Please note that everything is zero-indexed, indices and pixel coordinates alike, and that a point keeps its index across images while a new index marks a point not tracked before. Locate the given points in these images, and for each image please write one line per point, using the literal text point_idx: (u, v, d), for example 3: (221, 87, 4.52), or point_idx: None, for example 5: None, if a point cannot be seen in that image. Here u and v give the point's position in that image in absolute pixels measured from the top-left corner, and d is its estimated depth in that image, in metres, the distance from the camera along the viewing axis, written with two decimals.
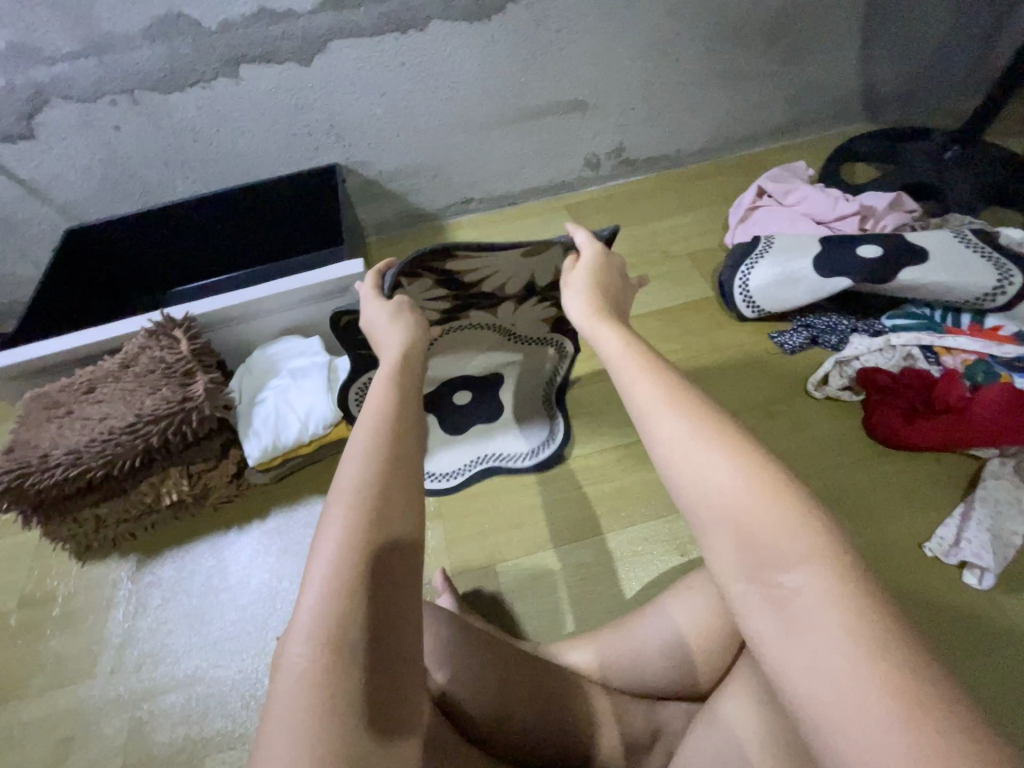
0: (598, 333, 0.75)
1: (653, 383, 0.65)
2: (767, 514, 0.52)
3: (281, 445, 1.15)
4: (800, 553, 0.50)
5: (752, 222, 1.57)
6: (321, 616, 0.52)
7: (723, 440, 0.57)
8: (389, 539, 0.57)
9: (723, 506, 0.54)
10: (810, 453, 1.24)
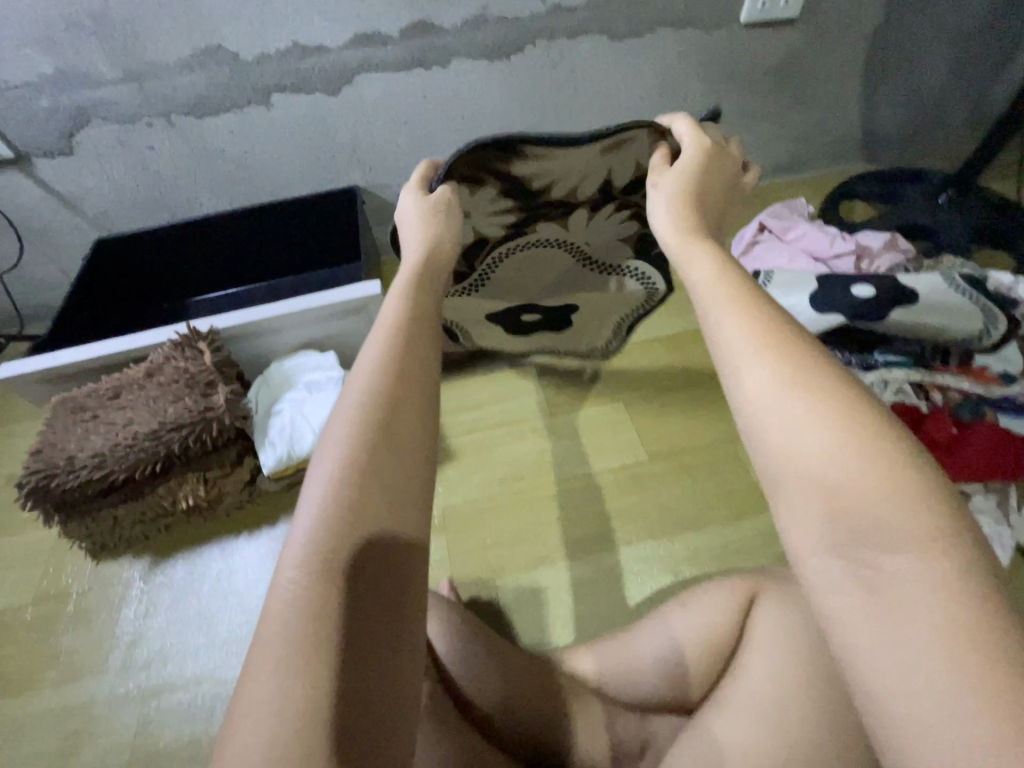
0: (689, 257, 0.67)
1: (748, 320, 0.57)
2: (866, 475, 0.46)
3: (296, 457, 1.21)
4: (901, 515, 0.44)
5: (753, 256, 1.63)
6: (315, 545, 0.49)
7: (818, 384, 0.51)
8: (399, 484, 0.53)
9: (815, 463, 0.48)
10: None
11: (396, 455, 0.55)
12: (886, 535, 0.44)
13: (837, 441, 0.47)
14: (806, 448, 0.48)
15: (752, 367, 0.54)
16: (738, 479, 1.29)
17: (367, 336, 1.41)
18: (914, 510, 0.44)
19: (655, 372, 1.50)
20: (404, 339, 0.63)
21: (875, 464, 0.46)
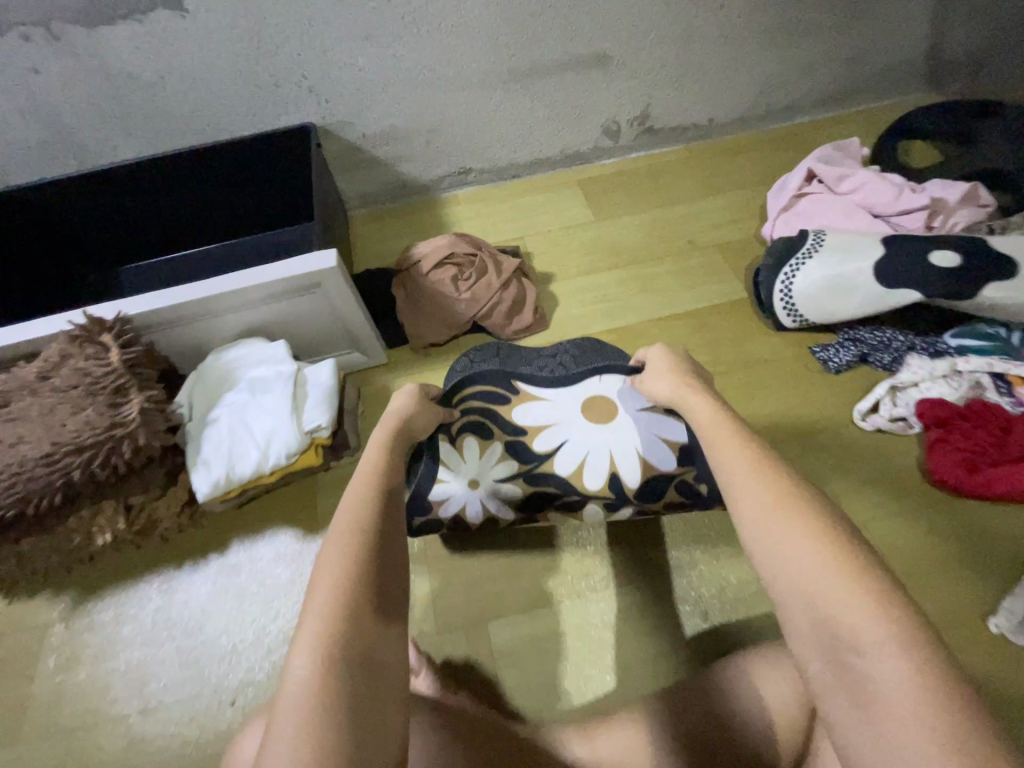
0: (690, 402, 0.76)
1: (731, 450, 0.62)
2: (841, 592, 0.47)
3: (238, 479, 0.96)
4: (864, 608, 0.46)
5: (797, 212, 1.34)
6: (330, 619, 0.51)
7: (787, 502, 0.54)
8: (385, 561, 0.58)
9: (795, 572, 0.50)
10: (852, 496, 1.08)
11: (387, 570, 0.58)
12: (857, 630, 0.45)
13: (814, 557, 0.49)
14: (787, 569, 0.50)
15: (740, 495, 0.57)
16: None
17: (327, 318, 1.14)
18: (876, 608, 0.46)
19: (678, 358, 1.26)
20: (388, 453, 0.72)
21: (843, 575, 0.48)
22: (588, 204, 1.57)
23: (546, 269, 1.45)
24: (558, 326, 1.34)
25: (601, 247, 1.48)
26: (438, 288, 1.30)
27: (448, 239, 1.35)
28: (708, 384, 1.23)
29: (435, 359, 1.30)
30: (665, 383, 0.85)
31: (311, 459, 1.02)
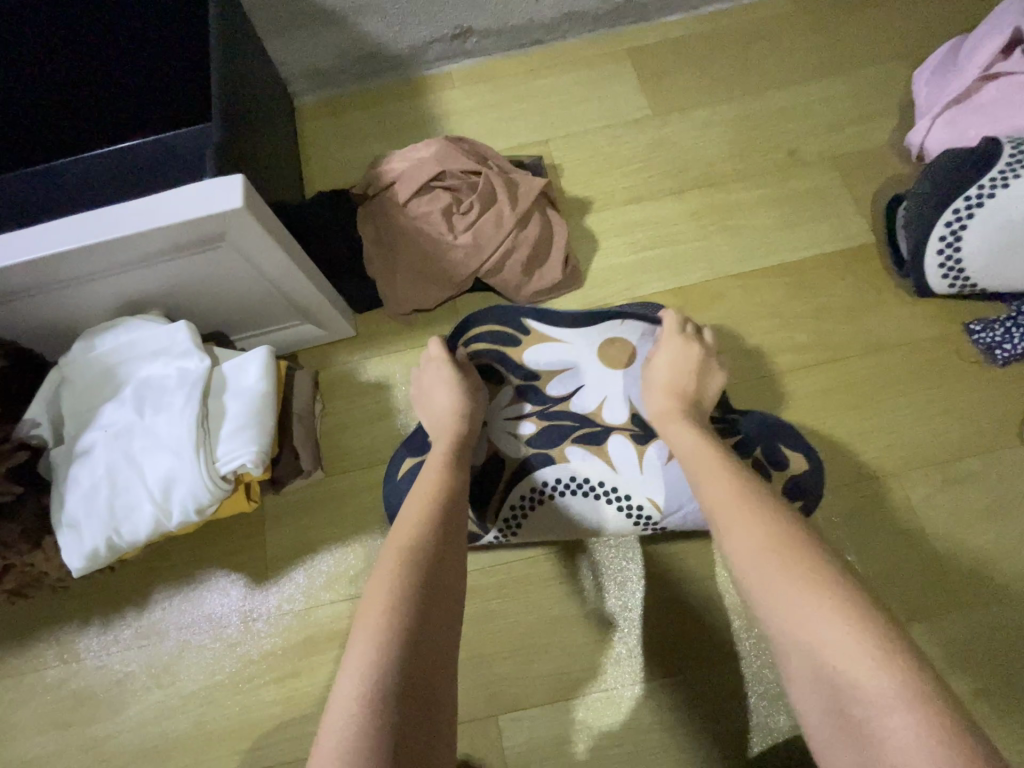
0: (671, 428, 0.69)
1: (724, 485, 0.57)
2: (831, 635, 0.43)
3: (128, 542, 0.65)
4: (848, 652, 0.41)
5: (973, 107, 0.88)
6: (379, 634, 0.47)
7: (777, 542, 0.50)
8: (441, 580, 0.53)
9: (791, 631, 0.45)
10: (1013, 551, 0.75)
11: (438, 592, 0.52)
12: (851, 684, 0.40)
13: (802, 603, 0.45)
14: (773, 617, 0.46)
15: (728, 538, 0.53)
16: (904, 545, 0.77)
17: (254, 283, 0.75)
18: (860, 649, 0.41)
19: (767, 338, 0.88)
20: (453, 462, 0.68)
21: (842, 624, 0.43)
22: (643, 89, 1.07)
23: (581, 195, 1.00)
24: (597, 283, 0.94)
25: (662, 159, 1.01)
26: (424, 226, 0.88)
27: (437, 148, 0.90)
28: (812, 377, 0.85)
29: (422, 331, 0.92)
30: (656, 397, 0.73)
31: (240, 504, 0.70)
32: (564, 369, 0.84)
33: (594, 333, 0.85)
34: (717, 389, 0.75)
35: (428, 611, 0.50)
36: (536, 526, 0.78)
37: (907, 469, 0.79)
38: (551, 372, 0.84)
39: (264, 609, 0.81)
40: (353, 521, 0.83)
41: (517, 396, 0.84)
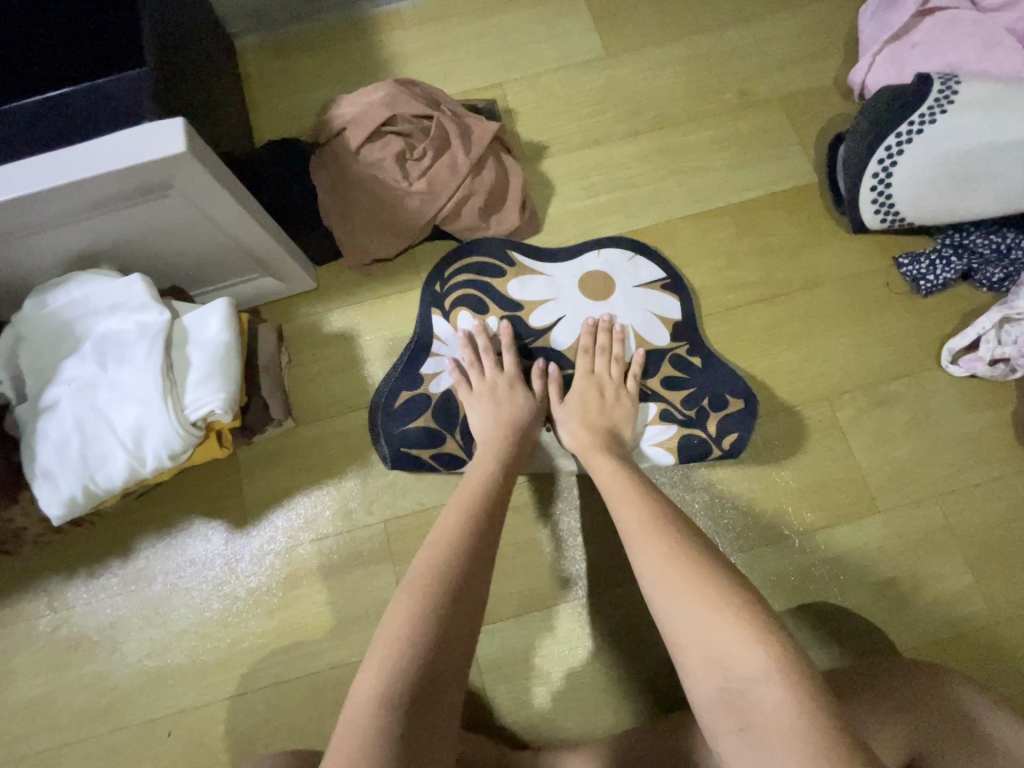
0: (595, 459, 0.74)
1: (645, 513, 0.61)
2: (728, 639, 0.47)
3: (106, 490, 0.67)
4: (742, 648, 0.46)
5: (911, 42, 0.90)
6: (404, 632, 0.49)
7: (683, 560, 0.53)
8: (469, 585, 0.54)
9: (686, 633, 0.49)
10: (930, 461, 0.84)
11: (464, 595, 0.53)
12: (739, 675, 0.45)
13: (698, 614, 0.49)
14: (676, 626, 0.50)
15: (642, 557, 0.56)
16: (834, 461, 0.85)
17: (208, 233, 0.74)
18: (751, 645, 0.46)
19: (715, 277, 0.93)
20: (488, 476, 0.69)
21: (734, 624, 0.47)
22: (597, 28, 1.05)
23: (536, 138, 1.00)
24: (554, 228, 0.96)
25: (616, 101, 1.02)
26: (379, 172, 0.87)
27: (388, 92, 0.88)
28: (756, 313, 0.91)
29: (383, 281, 0.93)
30: (573, 426, 0.79)
31: (213, 451, 0.73)
32: (547, 301, 0.92)
33: (575, 269, 0.93)
34: (627, 417, 0.82)
35: (449, 607, 0.52)
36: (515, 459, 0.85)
37: (838, 394, 0.87)
38: (534, 303, 0.92)
39: (246, 551, 0.85)
40: (328, 466, 0.87)
41: (502, 327, 0.91)
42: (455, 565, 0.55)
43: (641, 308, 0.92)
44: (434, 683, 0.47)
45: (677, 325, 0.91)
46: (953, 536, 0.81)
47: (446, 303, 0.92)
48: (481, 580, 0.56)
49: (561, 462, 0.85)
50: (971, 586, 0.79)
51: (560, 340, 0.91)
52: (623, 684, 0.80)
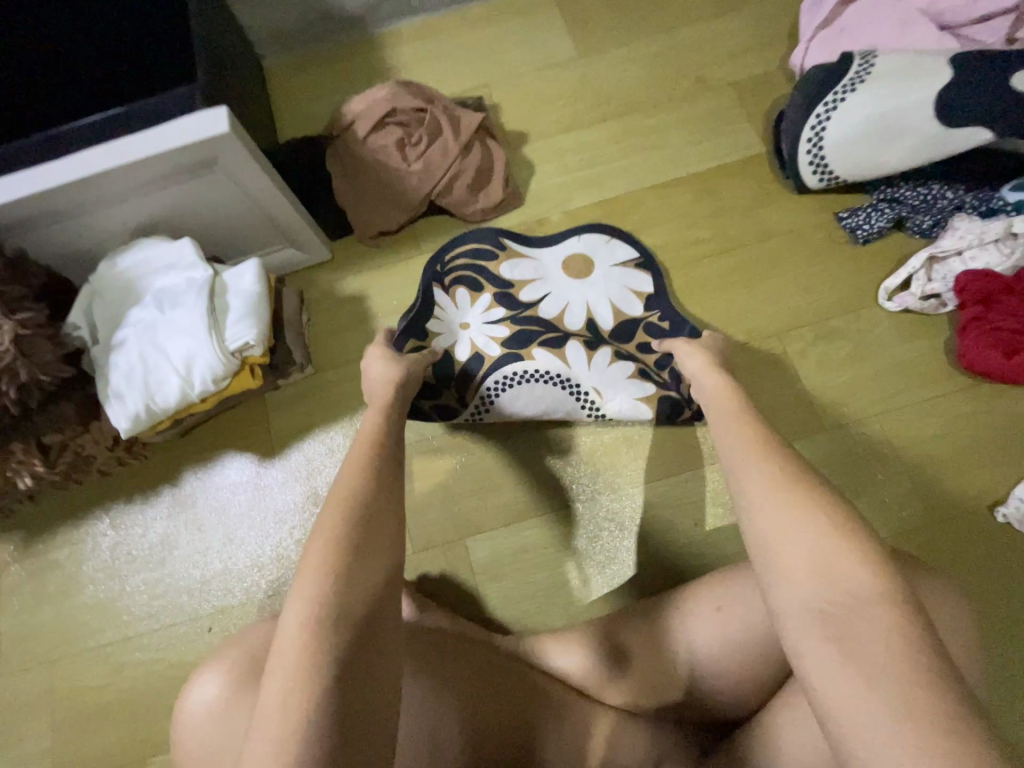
0: (700, 391, 0.70)
1: (742, 435, 0.57)
2: (843, 561, 0.45)
3: (162, 409, 0.83)
4: (856, 568, 0.45)
5: (840, 28, 1.04)
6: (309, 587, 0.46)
7: (794, 484, 0.50)
8: (374, 533, 0.50)
9: (784, 554, 0.47)
10: (872, 385, 0.94)
11: (368, 550, 0.49)
12: (849, 593, 0.44)
13: (812, 534, 0.47)
14: (781, 540, 0.48)
15: (744, 475, 0.53)
16: (784, 388, 0.96)
17: (244, 207, 0.91)
18: (866, 567, 0.44)
19: (677, 236, 1.06)
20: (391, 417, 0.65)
21: (848, 545, 0.46)
22: (569, 33, 1.22)
23: (518, 127, 1.16)
24: (534, 201, 1.10)
25: (587, 94, 1.17)
26: (382, 157, 1.04)
27: (389, 91, 1.05)
28: (713, 265, 1.03)
29: (389, 251, 1.09)
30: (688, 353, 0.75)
31: (246, 382, 0.88)
32: (535, 280, 1.03)
33: (558, 253, 1.05)
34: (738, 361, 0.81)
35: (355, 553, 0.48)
36: (504, 410, 0.95)
37: (788, 330, 0.98)
38: (524, 280, 1.03)
39: (274, 477, 0.99)
40: (343, 405, 1.02)
41: (495, 301, 1.01)
42: (359, 510, 0.51)
43: (618, 284, 1.03)
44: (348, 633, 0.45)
45: (648, 294, 1.02)
46: (893, 448, 0.91)
47: (447, 279, 1.03)
48: (386, 521, 0.52)
49: (544, 411, 0.95)
50: (909, 489, 0.89)
51: (547, 312, 1.01)
52: (600, 582, 0.91)
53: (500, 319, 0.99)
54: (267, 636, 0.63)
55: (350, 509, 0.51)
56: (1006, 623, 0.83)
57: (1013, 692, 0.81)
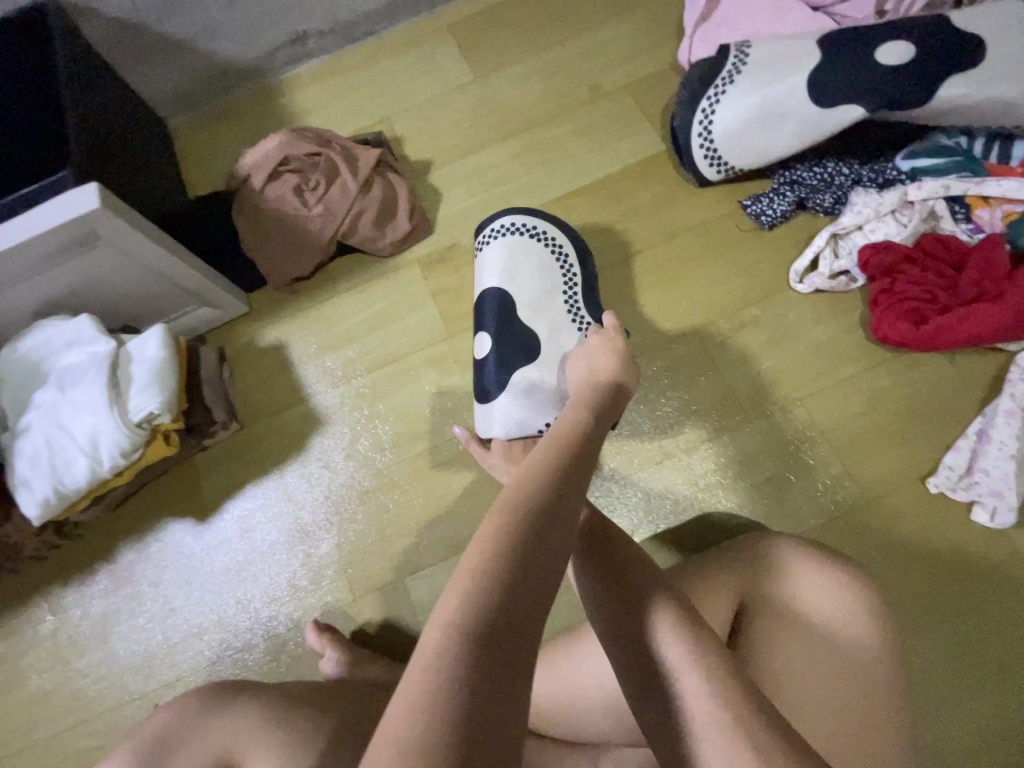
0: None
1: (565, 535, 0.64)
2: (665, 641, 0.49)
3: (74, 489, 0.82)
4: (671, 640, 0.49)
5: (719, 20, 1.05)
6: (487, 560, 0.40)
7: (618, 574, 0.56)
8: (559, 524, 0.44)
9: (619, 634, 0.52)
10: (793, 370, 0.94)
11: (554, 544, 0.43)
12: (666, 662, 0.48)
13: (632, 612, 0.52)
14: (609, 625, 0.53)
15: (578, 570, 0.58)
16: (706, 385, 0.95)
17: (139, 275, 0.90)
18: (679, 634, 0.50)
19: (587, 245, 1.06)
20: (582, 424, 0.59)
21: (673, 620, 0.51)
22: (464, 58, 1.22)
23: (423, 157, 1.16)
24: (443, 228, 1.10)
25: (487, 115, 1.17)
26: (284, 205, 1.04)
27: (282, 139, 1.06)
28: (624, 270, 1.03)
29: (306, 296, 1.09)
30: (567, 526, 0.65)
31: (159, 450, 0.87)
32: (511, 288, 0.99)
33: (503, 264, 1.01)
34: None
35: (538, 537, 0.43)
36: (493, 420, 0.91)
37: (703, 325, 0.98)
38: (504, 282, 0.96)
39: (212, 542, 0.97)
40: (274, 457, 1.01)
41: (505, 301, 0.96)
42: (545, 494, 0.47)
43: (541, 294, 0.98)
44: (516, 621, 0.38)
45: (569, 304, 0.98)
46: (818, 432, 0.90)
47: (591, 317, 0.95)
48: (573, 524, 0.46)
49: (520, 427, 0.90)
50: (839, 473, 0.88)
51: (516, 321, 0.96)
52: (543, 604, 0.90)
53: (504, 325, 0.94)
54: (165, 717, 0.62)
55: (546, 495, 0.46)
56: (944, 598, 0.82)
57: (957, 664, 0.80)
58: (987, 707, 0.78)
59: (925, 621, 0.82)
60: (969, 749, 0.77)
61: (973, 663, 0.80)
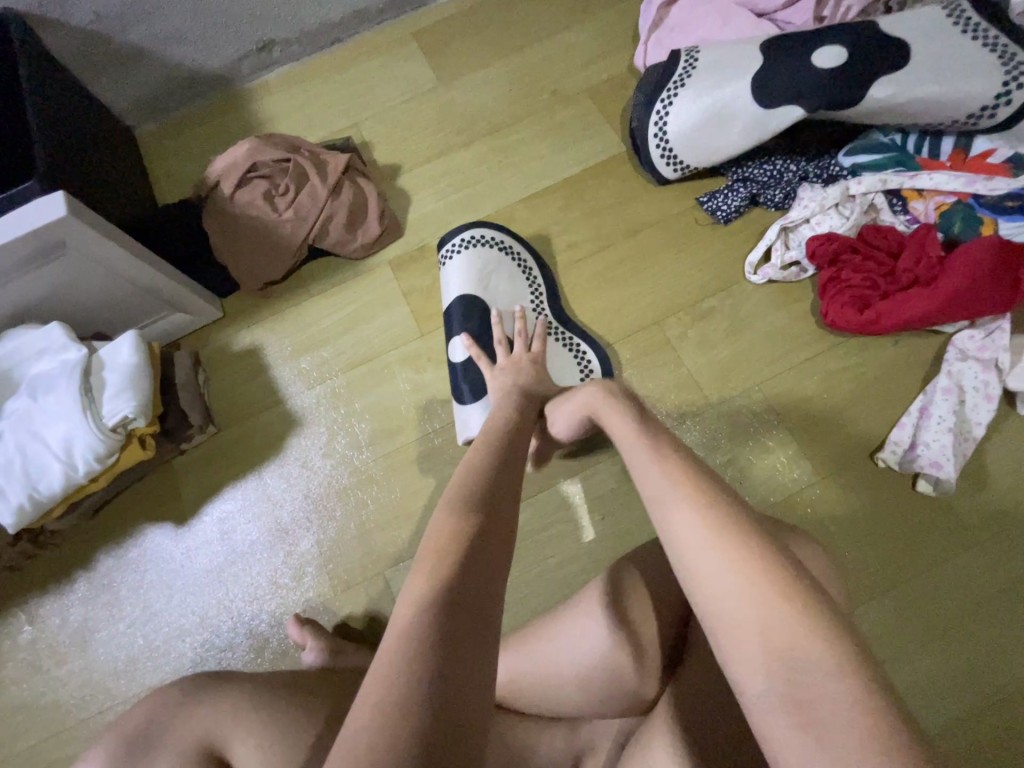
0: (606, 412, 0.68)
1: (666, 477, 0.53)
2: (792, 631, 0.41)
3: (49, 496, 0.83)
4: (806, 636, 0.40)
5: (670, 27, 1.10)
6: (434, 553, 0.47)
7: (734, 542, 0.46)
8: (494, 517, 0.52)
9: (730, 609, 0.43)
10: (750, 356, 0.99)
11: (494, 534, 0.50)
12: (798, 662, 0.39)
13: (754, 590, 0.43)
14: (718, 596, 0.44)
15: (676, 525, 0.49)
16: (670, 374, 0.99)
17: (110, 282, 0.91)
18: (815, 630, 0.40)
19: (553, 243, 1.10)
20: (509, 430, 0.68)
21: (804, 613, 0.41)
22: (429, 64, 1.26)
23: (392, 161, 1.19)
24: (413, 230, 1.13)
25: (453, 119, 1.21)
26: (254, 211, 1.06)
27: (251, 145, 1.08)
28: (589, 266, 1.07)
29: (280, 299, 1.10)
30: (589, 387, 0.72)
31: (135, 454, 0.88)
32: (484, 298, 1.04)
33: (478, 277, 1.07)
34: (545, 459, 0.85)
35: (476, 529, 0.50)
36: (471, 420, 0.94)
37: (665, 317, 1.03)
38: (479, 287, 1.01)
39: (190, 546, 0.98)
40: (253, 459, 1.02)
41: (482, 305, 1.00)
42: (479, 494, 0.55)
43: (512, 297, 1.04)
44: (464, 597, 0.43)
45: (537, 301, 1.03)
46: (774, 415, 0.95)
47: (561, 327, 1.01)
48: (506, 516, 0.53)
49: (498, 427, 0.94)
50: (796, 451, 0.93)
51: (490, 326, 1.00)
52: (520, 589, 0.93)
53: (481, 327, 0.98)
54: (148, 714, 0.64)
55: (477, 494, 0.54)
56: (894, 565, 0.88)
57: (908, 626, 0.85)
58: (935, 664, 0.84)
59: (878, 587, 0.87)
60: (924, 705, 0.82)
61: (922, 624, 0.85)
